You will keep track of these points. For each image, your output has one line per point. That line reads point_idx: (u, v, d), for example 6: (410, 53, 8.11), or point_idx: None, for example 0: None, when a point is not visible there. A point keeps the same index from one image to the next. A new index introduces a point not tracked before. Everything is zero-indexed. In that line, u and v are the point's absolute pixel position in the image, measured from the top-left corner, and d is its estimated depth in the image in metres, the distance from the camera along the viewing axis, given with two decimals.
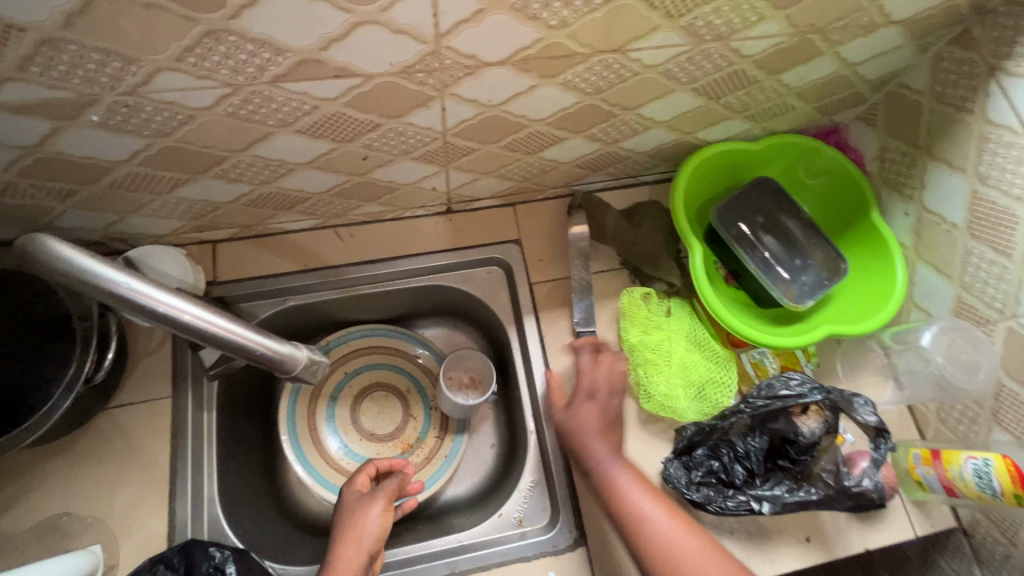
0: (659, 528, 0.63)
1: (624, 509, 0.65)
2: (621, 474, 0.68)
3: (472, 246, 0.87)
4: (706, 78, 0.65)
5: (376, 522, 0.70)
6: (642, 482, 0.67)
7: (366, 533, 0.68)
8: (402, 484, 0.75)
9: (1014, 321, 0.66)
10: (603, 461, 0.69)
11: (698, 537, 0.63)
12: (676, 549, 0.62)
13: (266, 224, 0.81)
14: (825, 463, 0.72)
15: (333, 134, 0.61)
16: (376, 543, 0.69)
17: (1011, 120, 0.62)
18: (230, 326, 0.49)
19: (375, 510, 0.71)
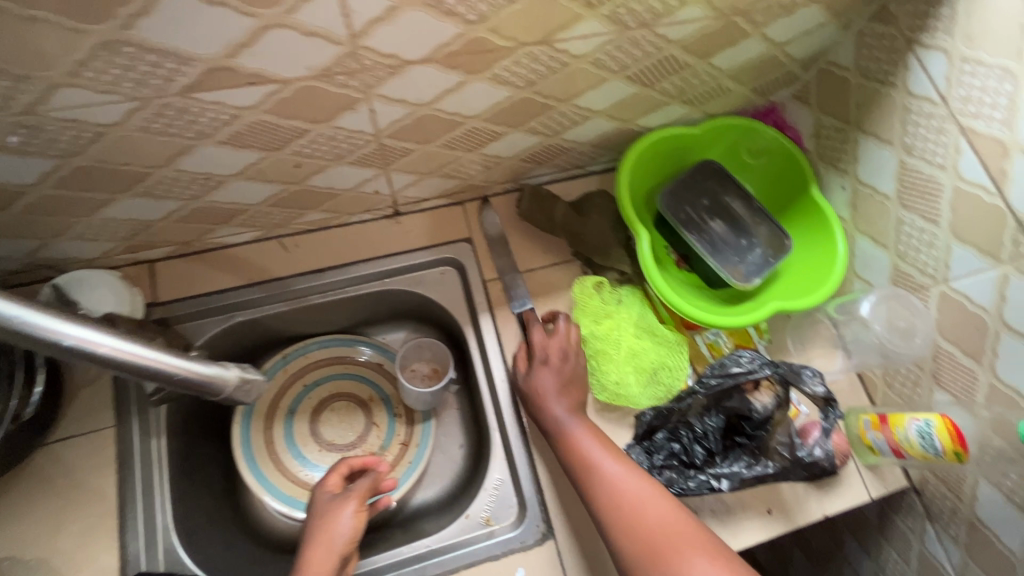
0: (613, 477, 0.65)
1: (580, 461, 0.67)
2: (580, 429, 0.70)
3: (423, 247, 0.85)
4: (638, 65, 0.65)
5: (349, 522, 0.69)
6: (599, 438, 0.69)
7: (338, 535, 0.68)
8: (378, 482, 0.75)
9: (946, 285, 0.68)
10: (560, 420, 0.71)
11: (649, 484, 0.64)
12: (627, 496, 0.63)
13: (205, 239, 0.78)
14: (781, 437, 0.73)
15: (259, 143, 0.59)
16: (348, 544, 0.68)
17: (930, 91, 0.64)
18: (149, 353, 0.50)
19: (349, 511, 0.70)
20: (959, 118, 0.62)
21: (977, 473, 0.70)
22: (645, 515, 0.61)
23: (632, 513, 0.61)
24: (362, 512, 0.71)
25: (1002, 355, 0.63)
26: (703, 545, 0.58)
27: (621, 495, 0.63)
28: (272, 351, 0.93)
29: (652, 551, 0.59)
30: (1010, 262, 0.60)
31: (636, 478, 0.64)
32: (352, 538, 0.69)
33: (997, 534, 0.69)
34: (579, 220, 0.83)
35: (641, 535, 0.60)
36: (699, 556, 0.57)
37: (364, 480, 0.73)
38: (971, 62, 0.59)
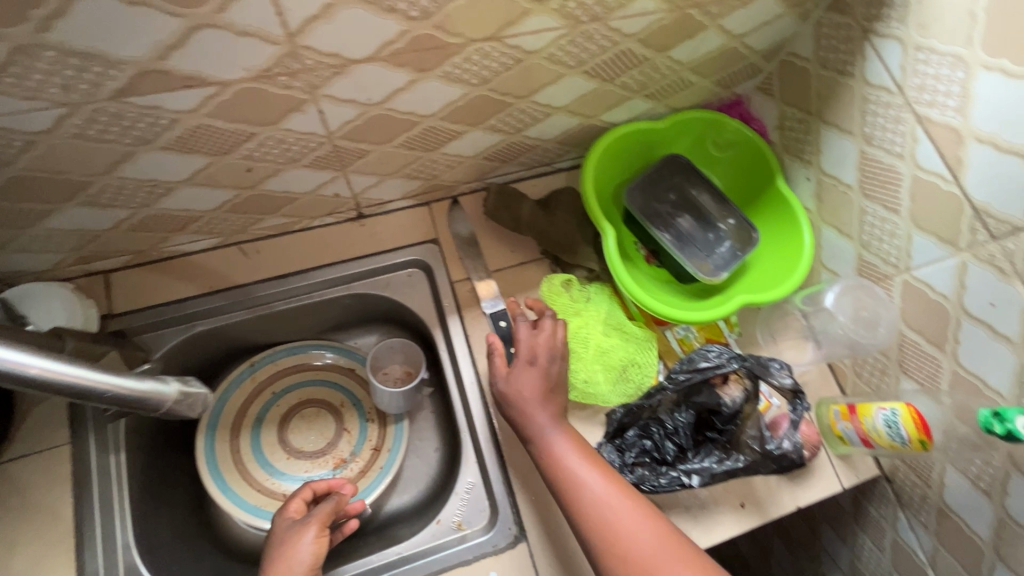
0: (596, 493, 0.62)
1: (563, 476, 0.64)
2: (562, 441, 0.67)
3: (389, 250, 0.84)
4: (595, 60, 0.64)
5: (308, 552, 0.64)
6: (584, 449, 0.66)
7: (297, 562, 0.63)
8: (340, 505, 0.70)
9: (909, 274, 0.68)
10: (543, 429, 0.68)
11: (633, 500, 0.62)
12: (612, 514, 0.60)
13: (161, 247, 0.75)
14: (750, 429, 0.74)
15: (204, 147, 0.57)
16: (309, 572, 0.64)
17: (887, 81, 0.64)
18: (81, 373, 0.49)
19: (307, 540, 0.65)
20: (916, 107, 0.61)
21: (944, 460, 0.70)
22: (629, 535, 0.59)
23: (617, 532, 0.59)
24: (323, 539, 0.66)
25: (964, 342, 0.63)
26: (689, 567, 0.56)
27: (605, 512, 0.61)
28: (239, 359, 0.91)
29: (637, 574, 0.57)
30: (968, 250, 0.60)
31: (621, 495, 0.62)
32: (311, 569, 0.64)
33: (966, 520, 0.70)
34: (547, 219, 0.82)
35: (625, 555, 0.58)
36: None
37: (326, 506, 0.69)
38: (924, 51, 0.59)
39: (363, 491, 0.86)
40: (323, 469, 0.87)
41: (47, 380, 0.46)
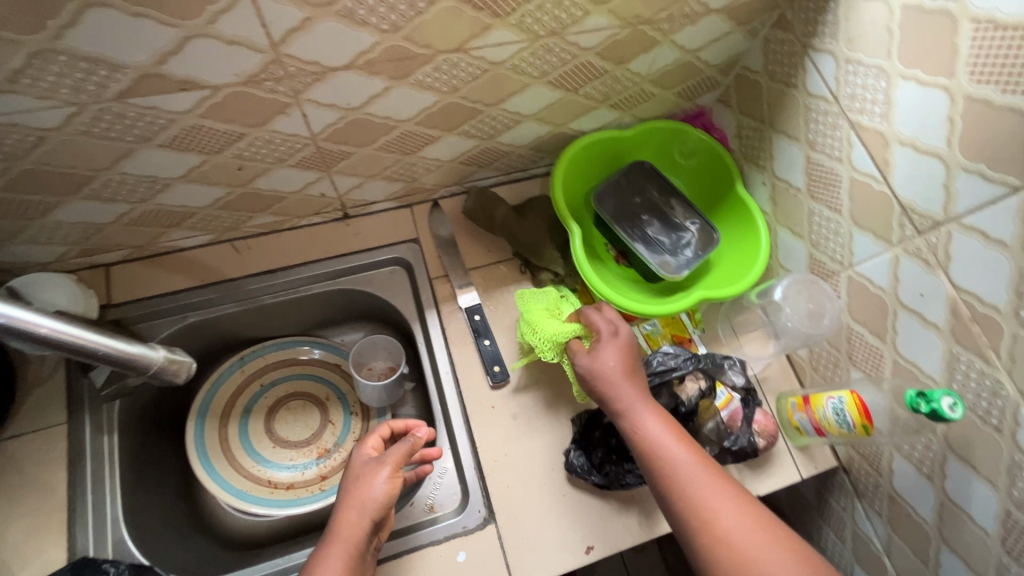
0: (692, 476, 0.61)
1: (655, 453, 0.63)
2: (654, 422, 0.65)
3: (371, 248, 0.89)
4: (557, 71, 0.71)
5: (378, 488, 0.68)
6: (673, 430, 0.65)
7: (370, 500, 0.67)
8: (415, 447, 0.72)
9: (853, 270, 0.73)
10: (631, 404, 0.66)
11: (726, 484, 0.60)
12: (705, 495, 0.59)
13: (158, 242, 0.81)
14: (710, 421, 0.78)
15: (198, 146, 0.63)
16: (380, 509, 0.67)
17: (824, 91, 0.70)
18: (84, 333, 0.56)
19: (379, 478, 0.68)
20: (849, 114, 0.67)
21: (891, 447, 0.74)
22: (723, 516, 0.58)
23: (711, 514, 0.58)
24: (395, 474, 0.69)
25: (901, 332, 0.68)
26: (782, 547, 0.56)
27: (699, 493, 0.59)
28: (230, 353, 0.96)
29: (730, 553, 0.56)
30: (899, 245, 0.65)
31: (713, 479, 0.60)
32: (384, 503, 0.67)
33: (912, 505, 0.73)
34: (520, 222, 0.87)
35: (719, 537, 0.57)
36: (776, 554, 0.56)
37: (403, 444, 0.71)
38: (853, 63, 0.65)
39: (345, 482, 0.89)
40: (307, 458, 0.91)
41: (52, 337, 0.53)
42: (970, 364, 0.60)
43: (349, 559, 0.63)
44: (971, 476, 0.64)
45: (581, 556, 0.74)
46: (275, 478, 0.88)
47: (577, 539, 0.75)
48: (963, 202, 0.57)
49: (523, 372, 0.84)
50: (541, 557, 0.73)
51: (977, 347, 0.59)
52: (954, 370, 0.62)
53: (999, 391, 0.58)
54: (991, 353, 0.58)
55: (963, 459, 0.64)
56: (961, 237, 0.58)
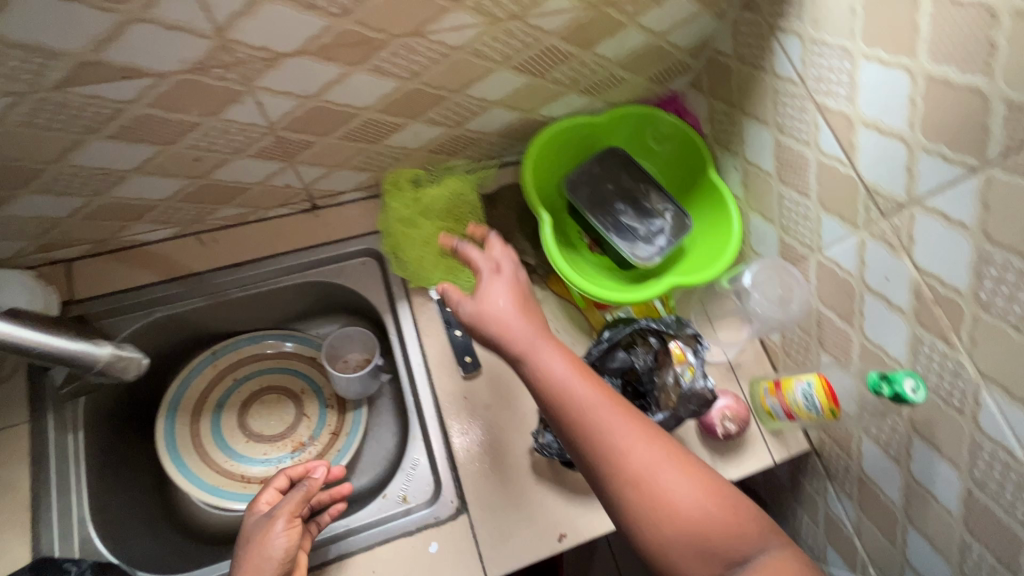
0: (603, 419, 0.57)
1: (562, 401, 0.58)
2: (556, 361, 0.60)
3: (341, 239, 0.88)
4: (521, 56, 0.69)
5: (272, 545, 0.66)
6: (574, 368, 0.60)
7: (268, 556, 0.65)
8: (310, 491, 0.71)
9: (822, 254, 0.73)
10: (533, 351, 0.60)
11: (630, 416, 0.58)
12: (615, 437, 0.56)
13: (119, 237, 0.79)
14: (669, 377, 0.77)
15: (150, 137, 0.61)
16: (280, 563, 0.65)
17: (791, 73, 0.69)
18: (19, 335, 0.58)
19: (270, 535, 0.67)
20: (815, 96, 0.66)
21: (860, 430, 0.74)
22: (630, 452, 0.56)
23: (618, 451, 0.56)
24: (289, 526, 0.68)
25: (868, 316, 0.68)
26: (687, 472, 0.56)
27: (604, 433, 0.56)
28: (201, 348, 0.95)
29: (638, 488, 0.55)
30: (864, 228, 0.65)
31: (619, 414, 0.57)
32: (281, 557, 0.66)
33: (881, 487, 0.74)
34: (448, 195, 0.84)
35: (631, 476, 0.55)
36: (681, 480, 0.55)
37: (292, 497, 0.70)
38: (818, 44, 0.64)
39: None
40: (281, 452, 0.90)
41: None
42: (932, 347, 0.61)
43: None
44: (935, 457, 0.64)
45: (555, 544, 0.74)
46: (249, 472, 0.88)
47: (550, 527, 0.75)
48: (924, 183, 0.56)
49: (495, 361, 0.83)
50: (514, 545, 0.73)
51: (939, 329, 0.59)
52: (917, 352, 0.63)
53: (961, 372, 0.58)
54: (952, 335, 0.58)
55: (928, 441, 0.64)
56: (923, 219, 0.58)
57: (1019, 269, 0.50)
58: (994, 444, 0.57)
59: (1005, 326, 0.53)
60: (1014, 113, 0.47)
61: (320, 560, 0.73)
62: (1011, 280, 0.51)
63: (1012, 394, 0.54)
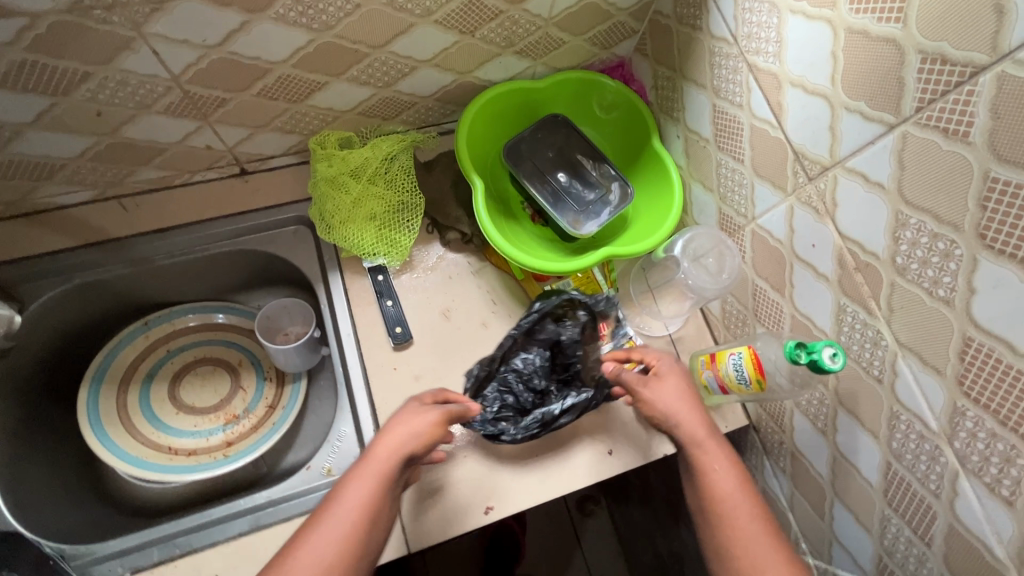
0: (751, 536, 0.59)
1: (716, 503, 0.62)
2: (727, 467, 0.64)
3: (272, 206, 0.84)
4: (443, 9, 0.66)
5: (420, 432, 0.64)
6: (741, 480, 0.64)
7: (414, 436, 0.64)
8: (463, 412, 0.69)
9: (756, 223, 0.70)
10: (698, 448, 0.65)
11: (783, 549, 0.59)
12: (759, 556, 0.58)
13: (32, 199, 0.76)
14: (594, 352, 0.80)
15: (41, 85, 0.59)
16: (420, 449, 0.64)
17: (725, 32, 0.66)
18: None
19: (423, 423, 0.65)
20: (747, 55, 0.63)
21: (793, 404, 0.72)
22: None
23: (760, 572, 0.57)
24: (440, 421, 0.66)
25: (798, 286, 0.66)
26: None
27: (750, 552, 0.59)
28: (132, 318, 0.92)
29: None
30: (793, 193, 0.63)
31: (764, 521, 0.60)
32: (421, 446, 0.64)
33: (811, 461, 0.73)
34: (380, 159, 0.81)
35: None
36: None
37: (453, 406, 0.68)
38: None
39: (253, 444, 0.87)
40: (213, 424, 0.88)
41: None
42: (855, 315, 0.59)
43: (375, 489, 0.60)
44: (858, 428, 0.63)
45: (480, 517, 0.72)
46: (176, 444, 0.86)
47: (476, 500, 0.73)
48: (846, 143, 0.54)
49: (428, 332, 0.81)
50: (439, 518, 0.71)
51: (861, 297, 0.58)
52: (841, 321, 0.61)
53: (880, 341, 0.57)
54: (872, 303, 0.56)
55: (851, 412, 0.63)
56: (845, 181, 0.55)
57: (932, 230, 0.48)
58: (910, 414, 0.56)
59: (920, 290, 0.51)
60: (928, 64, 0.45)
61: (239, 529, 0.71)
62: (924, 242, 0.49)
63: (925, 361, 0.53)
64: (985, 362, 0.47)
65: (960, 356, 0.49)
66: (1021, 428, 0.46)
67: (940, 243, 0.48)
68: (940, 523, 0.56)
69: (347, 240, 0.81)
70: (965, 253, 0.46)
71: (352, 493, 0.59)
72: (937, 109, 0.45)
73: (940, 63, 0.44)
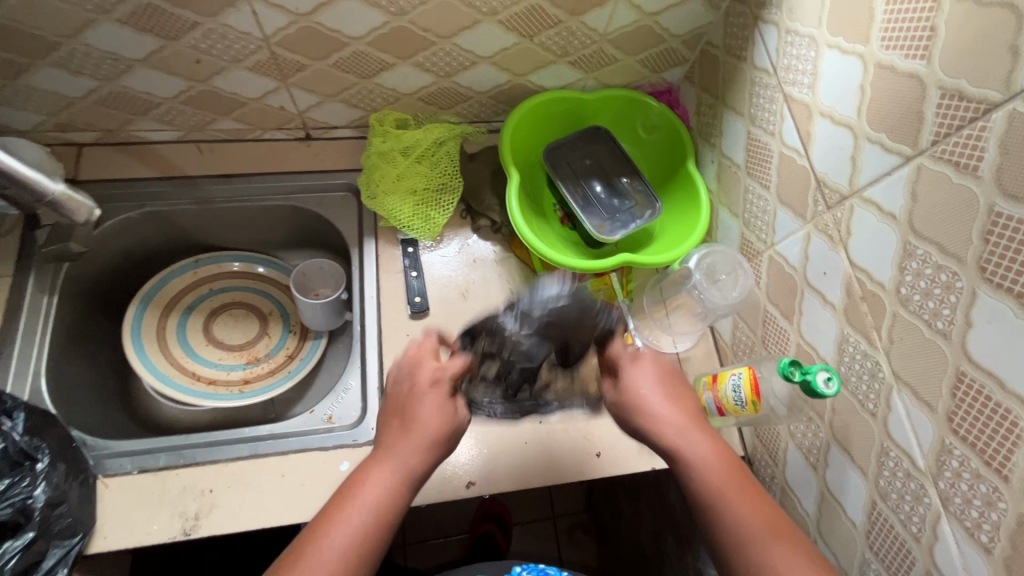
0: None
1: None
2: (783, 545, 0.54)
3: (327, 171, 0.92)
4: (507, 11, 0.74)
5: (439, 420, 0.61)
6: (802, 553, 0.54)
7: (427, 424, 0.61)
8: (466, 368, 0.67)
9: (774, 249, 0.72)
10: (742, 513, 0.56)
11: None
12: None
13: (126, 130, 0.86)
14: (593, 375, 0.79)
15: (157, 28, 0.70)
16: (437, 429, 0.61)
17: (766, 63, 0.70)
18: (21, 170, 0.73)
19: (443, 408, 0.62)
20: (784, 86, 0.67)
21: (787, 435, 0.71)
22: None
23: None
24: (459, 411, 0.63)
25: (806, 313, 0.67)
26: None
27: None
28: (186, 255, 1.01)
29: None
30: (811, 221, 0.64)
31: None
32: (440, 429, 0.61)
33: (799, 498, 0.71)
34: (430, 141, 0.88)
35: None
36: None
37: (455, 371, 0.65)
38: (791, 33, 0.65)
39: (267, 386, 0.93)
40: (235, 361, 0.95)
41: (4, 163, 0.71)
42: (856, 345, 0.59)
43: (398, 484, 0.59)
44: (847, 464, 0.62)
45: (460, 490, 0.73)
46: (200, 371, 0.93)
47: (459, 473, 0.74)
48: (865, 173, 0.56)
49: (444, 307, 0.85)
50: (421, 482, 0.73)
51: (863, 327, 0.58)
52: (843, 351, 0.61)
53: (877, 373, 0.57)
54: (874, 334, 0.57)
55: (843, 447, 0.62)
56: (861, 211, 0.57)
57: (936, 261, 0.49)
58: (899, 450, 0.55)
59: (920, 322, 0.51)
60: (947, 99, 0.47)
61: (238, 454, 0.75)
62: (928, 273, 0.50)
63: (919, 396, 0.53)
64: (975, 399, 0.47)
65: (952, 391, 0.49)
66: (1005, 470, 0.45)
67: (943, 275, 0.49)
68: (918, 569, 0.55)
69: (386, 210, 0.87)
70: (965, 286, 0.47)
71: (372, 489, 0.58)
72: (951, 143, 0.47)
73: (957, 99, 0.46)
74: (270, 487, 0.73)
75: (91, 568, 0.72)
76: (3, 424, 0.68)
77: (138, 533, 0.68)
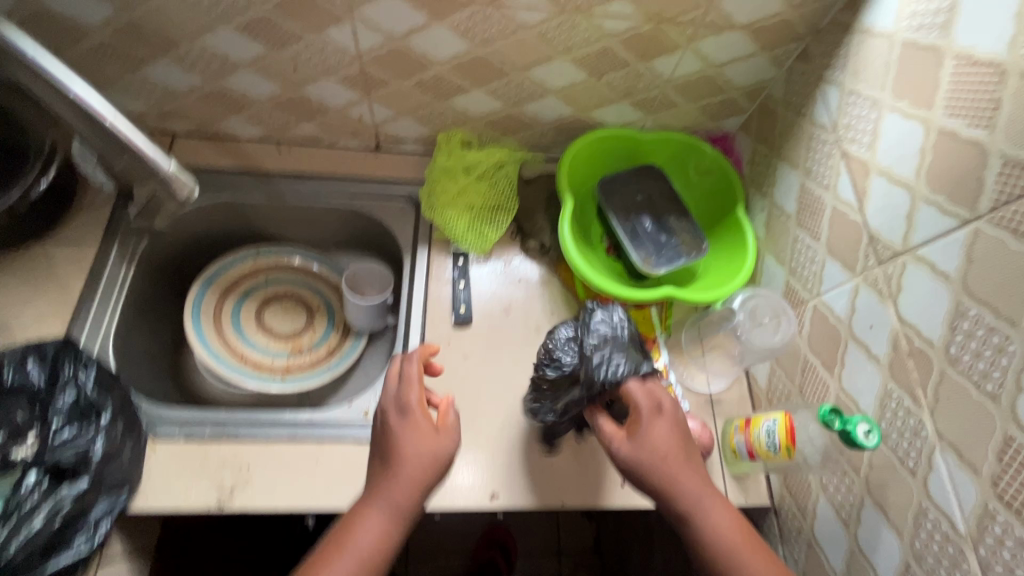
0: None
1: None
2: None
3: (390, 180, 0.98)
4: (582, 50, 0.79)
5: (418, 451, 0.63)
6: None
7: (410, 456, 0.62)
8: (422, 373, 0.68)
9: (820, 299, 0.73)
10: None
11: None
12: None
13: (218, 125, 0.94)
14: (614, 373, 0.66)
15: (267, 37, 0.78)
16: (418, 464, 0.62)
17: (826, 121, 0.72)
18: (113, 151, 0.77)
19: (418, 437, 0.64)
20: (842, 143, 0.69)
21: (818, 488, 0.70)
22: None
23: None
24: (444, 439, 0.64)
25: (848, 366, 0.67)
26: None
27: None
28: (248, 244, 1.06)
29: None
30: (860, 274, 0.66)
31: None
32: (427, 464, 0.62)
33: (826, 554, 0.69)
34: (491, 162, 0.93)
35: None
36: None
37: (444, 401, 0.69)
38: (853, 94, 0.68)
39: (308, 376, 0.97)
40: (281, 349, 1.00)
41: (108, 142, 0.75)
42: (899, 402, 0.59)
43: (392, 520, 0.60)
44: (881, 522, 0.61)
45: (483, 501, 0.74)
46: (248, 354, 0.98)
47: (485, 483, 0.75)
48: (919, 233, 0.58)
49: (486, 320, 0.88)
50: (448, 486, 0.75)
51: (908, 384, 0.58)
52: (885, 406, 0.61)
53: (920, 431, 0.57)
54: (920, 391, 0.57)
55: (878, 504, 0.62)
56: (913, 268, 0.58)
57: (989, 323, 0.50)
58: (937, 512, 0.54)
59: (969, 383, 0.52)
60: (1008, 168, 0.49)
61: (278, 436, 0.77)
62: (980, 335, 0.51)
63: (963, 458, 0.52)
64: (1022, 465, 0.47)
65: (999, 456, 0.49)
66: None
67: (995, 338, 0.49)
68: None
69: (443, 221, 0.92)
70: (1017, 350, 0.47)
71: (364, 535, 0.59)
72: (1010, 210, 0.48)
73: (1019, 169, 0.48)
74: (304, 472, 0.75)
75: (130, 525, 0.75)
76: (77, 375, 0.74)
77: (177, 498, 0.71)
